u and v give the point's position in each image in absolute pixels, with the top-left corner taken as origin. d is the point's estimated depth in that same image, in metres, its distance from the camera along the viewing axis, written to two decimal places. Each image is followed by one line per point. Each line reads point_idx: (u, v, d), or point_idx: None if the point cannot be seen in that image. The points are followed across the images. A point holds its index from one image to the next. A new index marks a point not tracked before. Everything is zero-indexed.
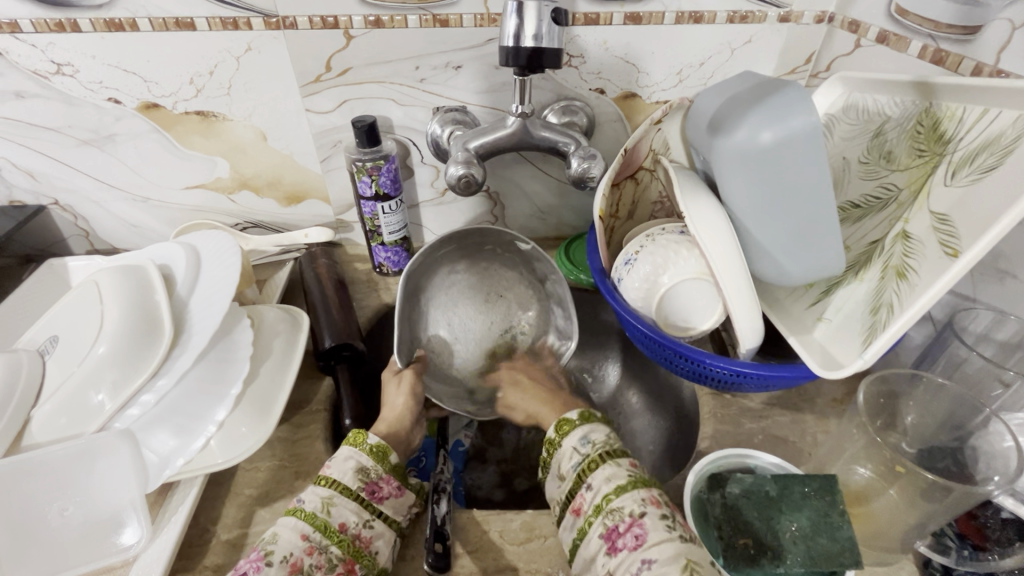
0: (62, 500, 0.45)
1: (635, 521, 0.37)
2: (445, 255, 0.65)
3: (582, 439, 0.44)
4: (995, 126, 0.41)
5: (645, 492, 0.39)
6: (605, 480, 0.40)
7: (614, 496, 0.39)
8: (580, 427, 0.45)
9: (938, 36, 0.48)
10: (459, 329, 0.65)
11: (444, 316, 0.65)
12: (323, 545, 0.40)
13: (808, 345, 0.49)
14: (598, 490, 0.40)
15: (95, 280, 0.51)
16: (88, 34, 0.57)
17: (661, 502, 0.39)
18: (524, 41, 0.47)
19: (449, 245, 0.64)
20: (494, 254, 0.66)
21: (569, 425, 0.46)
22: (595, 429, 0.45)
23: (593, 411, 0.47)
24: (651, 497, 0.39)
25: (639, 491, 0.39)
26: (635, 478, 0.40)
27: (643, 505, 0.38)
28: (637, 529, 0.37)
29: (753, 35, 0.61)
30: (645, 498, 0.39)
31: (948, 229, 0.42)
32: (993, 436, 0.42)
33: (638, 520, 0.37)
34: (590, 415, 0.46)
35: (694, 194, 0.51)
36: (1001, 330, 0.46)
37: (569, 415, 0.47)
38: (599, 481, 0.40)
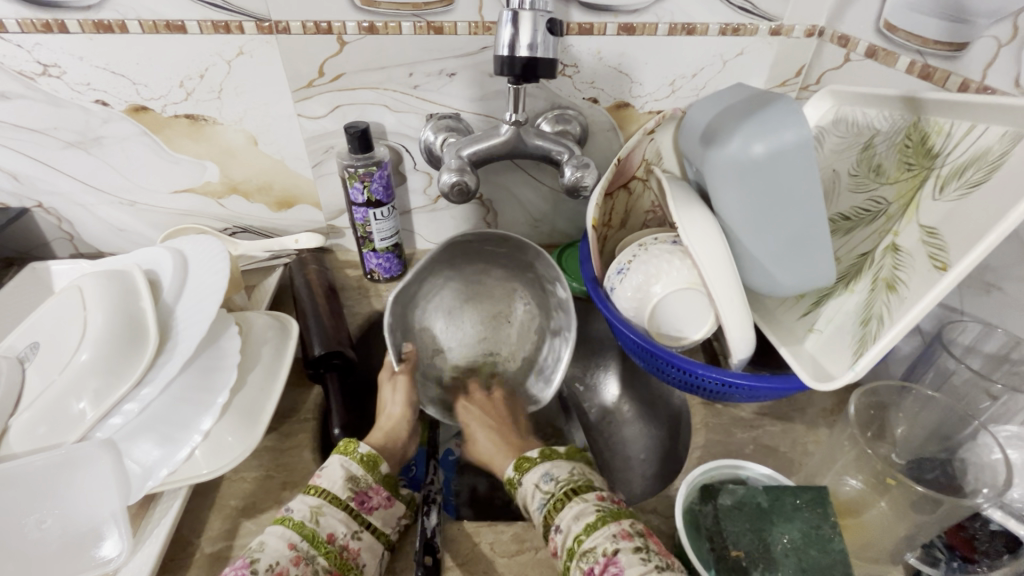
0: (39, 512, 0.44)
1: (609, 560, 0.36)
2: (440, 265, 0.63)
3: (545, 476, 0.44)
4: (983, 142, 0.42)
5: (615, 526, 0.38)
6: (573, 518, 0.39)
7: (583, 536, 0.38)
8: (543, 464, 0.45)
9: (926, 52, 0.49)
10: (454, 330, 0.67)
11: (438, 316, 0.67)
12: (309, 556, 0.39)
13: (799, 356, 0.50)
14: (568, 531, 0.39)
15: (78, 285, 0.50)
16: (76, 35, 0.56)
17: (632, 534, 0.37)
18: (519, 50, 0.47)
19: (444, 257, 0.62)
20: (488, 256, 0.64)
21: (530, 462, 0.46)
22: (557, 466, 0.45)
23: (555, 448, 0.47)
24: (621, 531, 0.37)
25: (609, 526, 0.38)
26: (604, 513, 0.39)
27: (614, 541, 0.37)
28: (613, 568, 0.35)
29: (745, 47, 0.62)
30: (615, 533, 0.37)
31: (937, 243, 0.42)
32: (982, 448, 0.42)
33: (612, 559, 0.36)
34: (551, 451, 0.47)
35: (687, 204, 0.51)
36: (987, 343, 0.47)
37: (529, 453, 0.47)
38: (567, 520, 0.40)
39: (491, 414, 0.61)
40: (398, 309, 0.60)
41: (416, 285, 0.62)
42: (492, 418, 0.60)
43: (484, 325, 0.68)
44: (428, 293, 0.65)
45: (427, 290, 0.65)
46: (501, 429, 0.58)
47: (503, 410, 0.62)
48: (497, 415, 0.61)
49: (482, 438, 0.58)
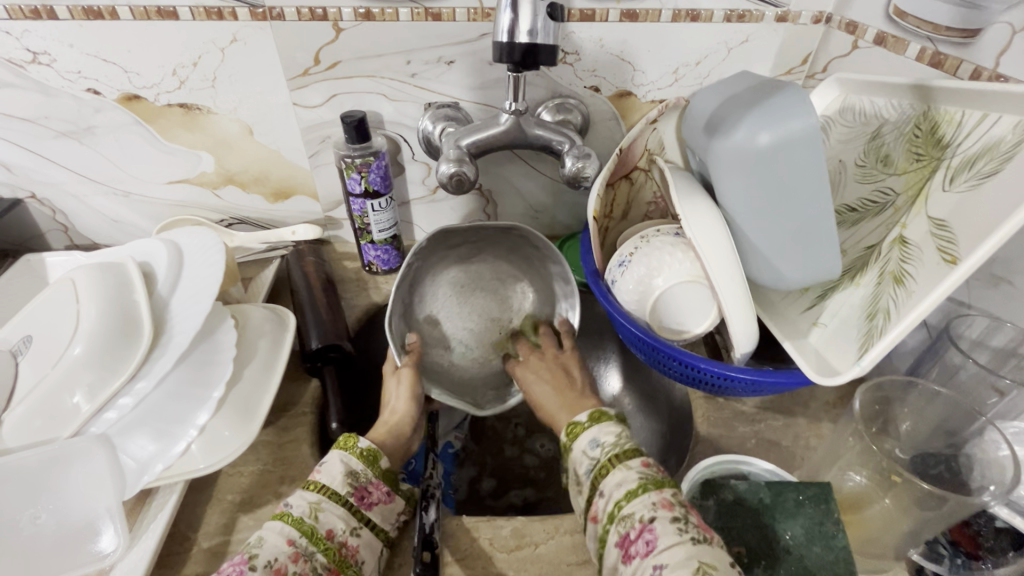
0: (34, 507, 0.43)
1: (645, 526, 0.35)
2: (441, 257, 0.64)
3: (591, 442, 0.43)
4: (995, 132, 0.40)
5: (656, 495, 0.37)
6: (615, 484, 0.39)
7: (624, 502, 0.37)
8: (591, 428, 0.44)
9: (937, 39, 0.48)
10: (458, 326, 0.65)
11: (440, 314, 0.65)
12: (308, 552, 0.38)
13: (803, 351, 0.49)
14: (610, 496, 0.39)
15: (71, 278, 0.49)
16: (65, 22, 0.55)
17: (674, 503, 0.37)
18: (519, 36, 0.46)
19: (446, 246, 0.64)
20: (495, 251, 0.66)
21: (578, 427, 0.45)
22: (606, 428, 0.44)
23: (604, 409, 0.45)
24: (663, 499, 0.37)
25: (649, 494, 0.37)
26: (646, 481, 0.38)
27: (653, 509, 0.36)
28: (648, 534, 0.35)
29: (750, 34, 0.60)
30: (657, 501, 0.37)
31: (946, 235, 0.42)
32: (989, 445, 0.42)
33: (648, 525, 0.35)
34: (599, 413, 0.45)
35: (690, 196, 0.50)
36: (995, 337, 0.46)
37: (577, 417, 0.46)
38: (610, 487, 0.39)
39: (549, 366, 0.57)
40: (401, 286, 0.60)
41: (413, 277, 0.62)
42: (550, 370, 0.56)
43: (486, 322, 0.65)
44: (428, 290, 0.64)
45: (429, 284, 0.64)
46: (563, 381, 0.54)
47: (565, 361, 0.57)
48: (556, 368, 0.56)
49: (548, 393, 0.54)
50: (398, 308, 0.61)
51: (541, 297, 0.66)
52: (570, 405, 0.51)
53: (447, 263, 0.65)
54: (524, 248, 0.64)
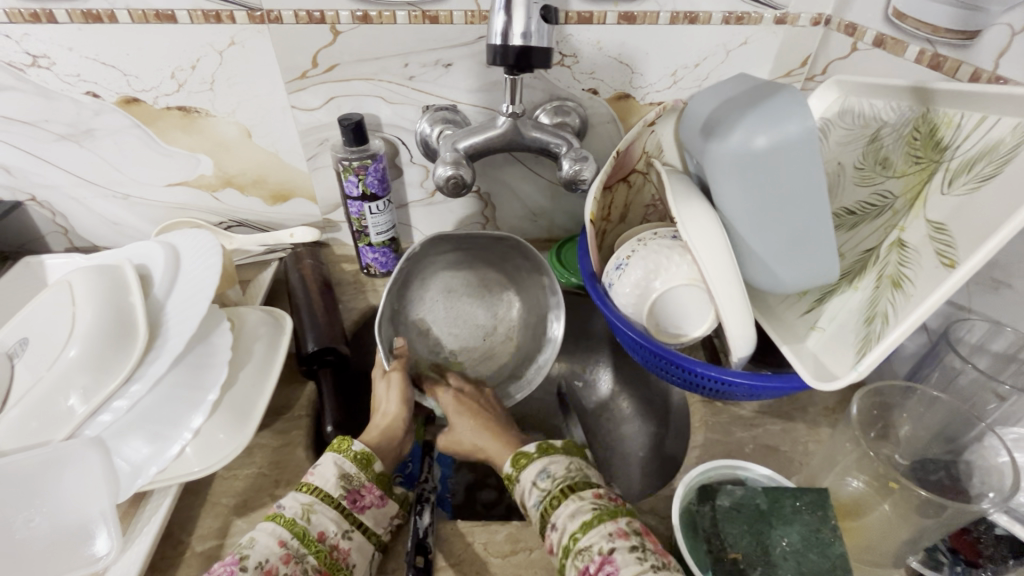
0: (28, 510, 0.43)
1: (605, 559, 0.35)
2: (435, 260, 0.64)
3: (541, 473, 0.43)
4: (994, 134, 0.40)
5: (611, 525, 0.37)
6: (569, 516, 0.39)
7: (580, 534, 0.37)
8: (538, 461, 0.44)
9: (936, 41, 0.47)
10: (449, 331, 0.65)
11: (432, 319, 0.64)
12: (299, 554, 0.38)
13: (801, 355, 0.49)
14: (563, 528, 0.38)
15: (68, 280, 0.49)
16: (65, 25, 0.55)
17: (629, 532, 0.37)
18: (513, 39, 0.46)
19: (441, 249, 0.63)
20: (486, 260, 0.65)
21: (525, 458, 0.45)
22: (554, 461, 0.44)
23: (552, 441, 0.45)
24: (618, 529, 0.37)
25: (605, 524, 0.37)
26: (601, 512, 0.38)
27: (610, 540, 0.36)
28: (608, 567, 0.35)
29: (749, 36, 0.60)
30: (612, 531, 0.37)
31: (945, 239, 0.41)
32: (988, 451, 0.41)
33: (608, 557, 0.35)
34: (549, 445, 0.45)
35: (687, 199, 0.50)
36: (995, 342, 0.46)
37: (525, 447, 0.46)
38: (563, 519, 0.39)
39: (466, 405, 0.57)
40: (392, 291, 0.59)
41: (406, 281, 0.62)
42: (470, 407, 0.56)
43: (476, 328, 0.65)
44: (420, 291, 0.64)
45: (422, 287, 0.64)
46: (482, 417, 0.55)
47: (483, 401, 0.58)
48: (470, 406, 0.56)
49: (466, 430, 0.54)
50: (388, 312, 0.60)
51: (530, 309, 0.66)
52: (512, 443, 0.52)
53: (440, 266, 0.65)
54: (513, 260, 0.64)
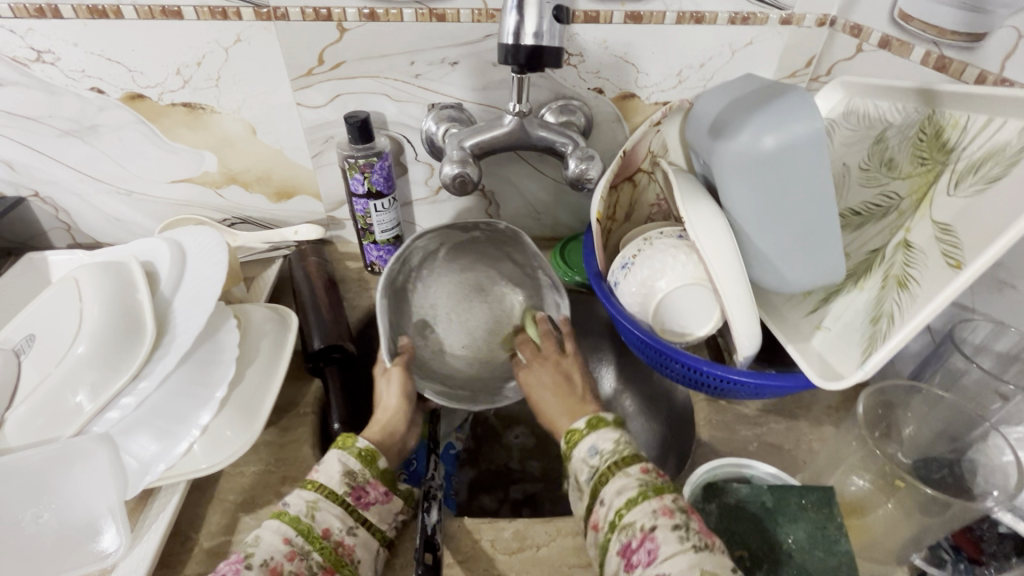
0: (37, 506, 0.44)
1: (647, 536, 0.35)
2: (428, 254, 0.64)
3: (591, 449, 0.42)
4: (1000, 136, 0.40)
5: (656, 502, 0.37)
6: (615, 493, 0.38)
7: (625, 510, 0.37)
8: (590, 436, 0.43)
9: (942, 43, 0.48)
10: (449, 325, 0.64)
11: (429, 315, 0.64)
12: (304, 551, 0.38)
13: (807, 354, 0.49)
14: (610, 504, 0.38)
15: (75, 277, 0.49)
16: (70, 21, 0.55)
17: (674, 510, 0.37)
18: (524, 38, 0.46)
19: (431, 243, 0.63)
20: (475, 248, 0.65)
21: (577, 434, 0.44)
22: (603, 436, 0.43)
23: (602, 416, 0.44)
24: (662, 506, 0.37)
25: (650, 502, 0.37)
26: (646, 487, 0.38)
27: (654, 518, 0.36)
28: (649, 544, 0.35)
29: (755, 37, 0.60)
30: (657, 509, 0.37)
31: (951, 240, 0.41)
32: (992, 449, 0.42)
33: (649, 534, 0.35)
34: (597, 420, 0.44)
35: (694, 199, 0.50)
36: (999, 342, 0.46)
37: (576, 423, 0.45)
38: (610, 495, 0.39)
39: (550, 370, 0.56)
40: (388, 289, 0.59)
41: (403, 278, 0.61)
42: (551, 377, 0.56)
43: (479, 320, 0.65)
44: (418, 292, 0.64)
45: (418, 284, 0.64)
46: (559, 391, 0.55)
47: (566, 367, 0.57)
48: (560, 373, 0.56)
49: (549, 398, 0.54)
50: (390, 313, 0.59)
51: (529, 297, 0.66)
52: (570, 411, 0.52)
53: (432, 262, 0.64)
54: (501, 241, 0.64)
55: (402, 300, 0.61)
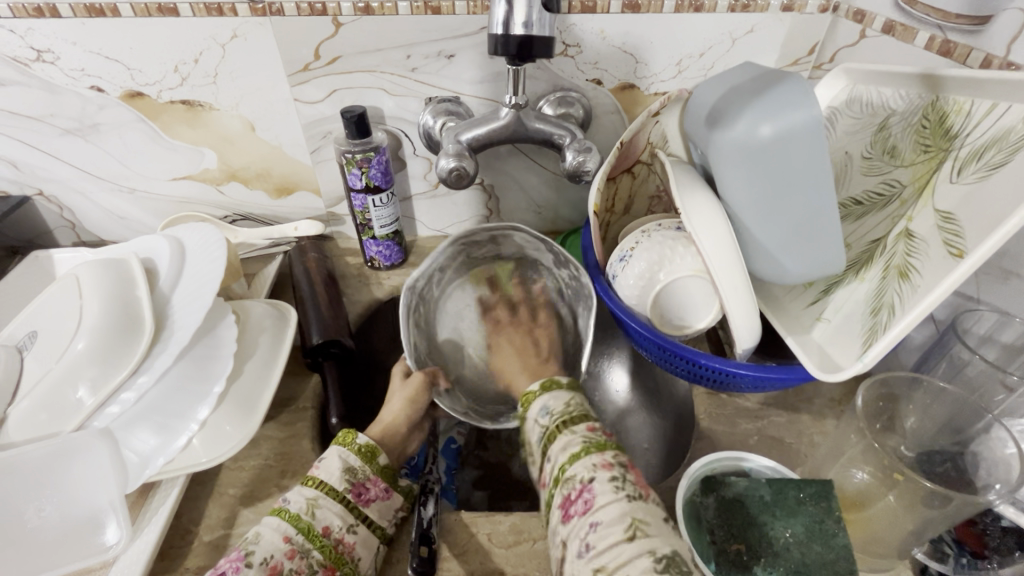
0: (39, 501, 0.45)
1: (585, 487, 0.35)
2: (456, 263, 0.63)
3: (542, 409, 0.43)
4: (1005, 121, 0.40)
5: (597, 457, 0.37)
6: (560, 450, 0.38)
7: (568, 464, 0.37)
8: (542, 396, 0.44)
9: (946, 26, 0.47)
10: (471, 332, 0.65)
11: (455, 324, 0.65)
12: (304, 549, 0.39)
13: (806, 347, 0.48)
14: (555, 461, 0.38)
15: (75, 274, 0.49)
16: (69, 19, 0.56)
17: (613, 464, 0.36)
18: (515, 28, 0.46)
19: (459, 256, 0.62)
20: (506, 256, 0.64)
21: (531, 396, 0.45)
22: (555, 396, 0.43)
23: (556, 378, 0.45)
24: (603, 460, 0.36)
25: (591, 456, 0.37)
26: (589, 443, 0.38)
27: (592, 470, 0.36)
28: (587, 495, 0.35)
29: (756, 24, 0.59)
30: (596, 462, 0.36)
31: (953, 228, 0.41)
32: (995, 442, 0.41)
33: (587, 486, 0.35)
34: (551, 382, 0.45)
35: (691, 189, 0.49)
36: (1004, 333, 0.45)
37: (532, 388, 0.46)
38: (556, 451, 0.39)
39: (518, 333, 0.63)
40: (416, 301, 0.59)
41: (433, 291, 0.62)
42: (519, 334, 0.62)
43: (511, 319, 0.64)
44: (449, 293, 0.64)
45: (445, 292, 0.64)
46: (526, 352, 0.60)
47: (535, 330, 0.62)
48: (525, 338, 0.62)
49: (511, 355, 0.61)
50: (420, 322, 0.60)
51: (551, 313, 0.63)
52: (531, 370, 0.57)
53: (462, 271, 0.64)
54: (524, 250, 0.63)
55: (429, 313, 0.62)
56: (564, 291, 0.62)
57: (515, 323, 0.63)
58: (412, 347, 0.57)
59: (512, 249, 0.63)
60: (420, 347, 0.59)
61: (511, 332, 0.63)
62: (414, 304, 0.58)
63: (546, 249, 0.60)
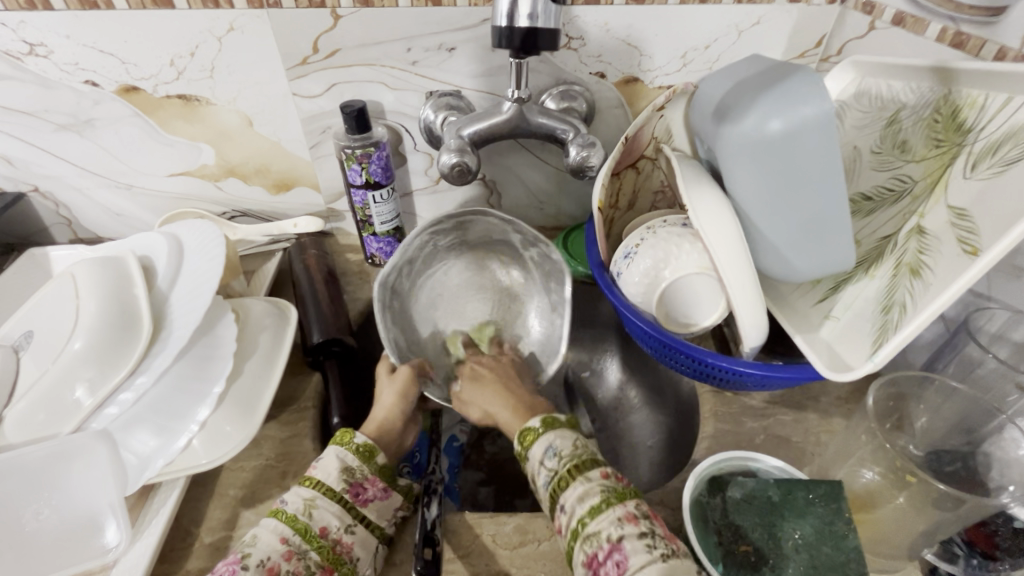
0: (38, 503, 0.44)
1: (614, 545, 0.35)
2: (434, 253, 0.62)
3: (547, 450, 0.41)
4: (1021, 115, 0.39)
5: (620, 509, 0.37)
6: (578, 500, 0.38)
7: (588, 518, 0.37)
8: (546, 435, 0.42)
9: (959, 18, 0.46)
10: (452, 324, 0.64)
11: (434, 315, 0.63)
12: (301, 550, 0.38)
13: (814, 344, 0.48)
14: (571, 512, 0.38)
15: (72, 272, 0.49)
16: (61, 12, 0.54)
17: (637, 517, 0.36)
18: (519, 21, 0.45)
19: (433, 244, 0.61)
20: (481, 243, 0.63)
21: (531, 433, 0.43)
22: (561, 436, 0.42)
23: (556, 416, 0.43)
24: (627, 514, 0.36)
25: (614, 509, 0.37)
26: (608, 494, 0.38)
27: (619, 526, 0.36)
28: (617, 555, 0.35)
29: (762, 16, 0.58)
30: (621, 516, 0.36)
31: (967, 225, 0.40)
32: (1008, 443, 0.41)
33: (616, 545, 0.35)
34: (552, 419, 0.43)
35: (698, 185, 0.49)
36: (1017, 330, 0.44)
37: (530, 423, 0.44)
38: (571, 501, 0.38)
39: (497, 371, 0.56)
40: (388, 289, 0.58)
41: (408, 281, 0.61)
42: (496, 378, 0.55)
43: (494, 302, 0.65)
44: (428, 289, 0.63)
45: (424, 283, 0.63)
46: (507, 386, 0.53)
47: (508, 370, 0.57)
48: (500, 373, 0.56)
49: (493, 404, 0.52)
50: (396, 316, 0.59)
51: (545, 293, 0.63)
52: (509, 405, 0.51)
53: (442, 256, 0.63)
54: (506, 233, 0.62)
55: (407, 305, 0.61)
56: (547, 271, 0.62)
57: (485, 361, 0.59)
58: (392, 342, 0.57)
59: (480, 233, 0.62)
60: (400, 342, 0.58)
61: (479, 365, 0.58)
62: (388, 296, 0.58)
63: (514, 230, 0.60)
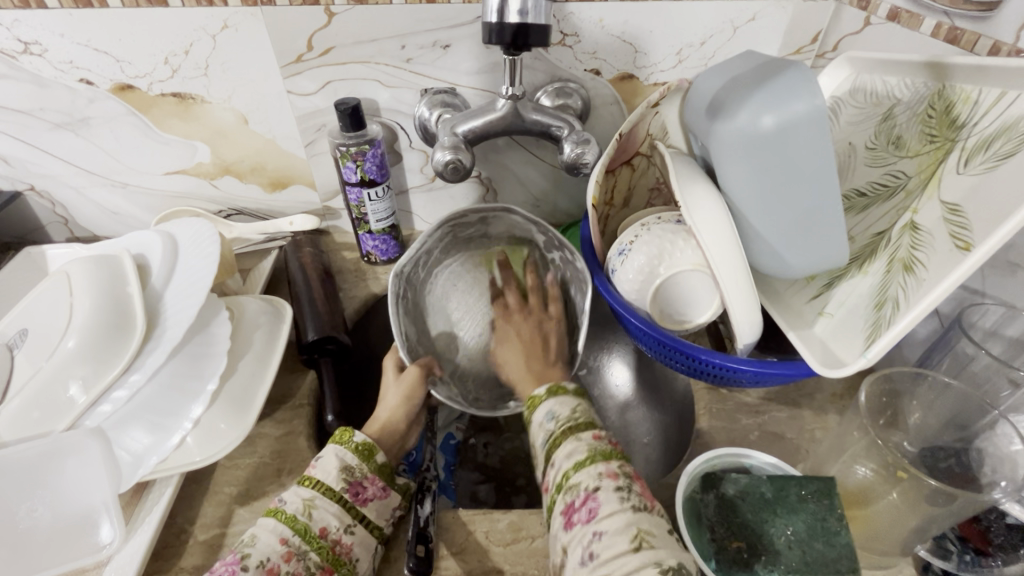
0: (32, 500, 0.44)
1: (589, 495, 0.35)
2: (443, 246, 0.61)
3: (547, 414, 0.42)
4: (1013, 110, 0.39)
5: (602, 466, 0.37)
6: (565, 456, 0.38)
7: (572, 471, 0.37)
8: (548, 401, 0.43)
9: (953, 13, 0.45)
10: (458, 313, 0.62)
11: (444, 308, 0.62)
12: (301, 551, 0.38)
13: (808, 341, 0.48)
14: (559, 467, 0.38)
15: (66, 271, 0.49)
16: (55, 10, 0.54)
17: (618, 474, 0.36)
18: (510, 16, 0.45)
19: (443, 239, 0.60)
20: (495, 239, 0.63)
21: (537, 400, 0.44)
22: (562, 402, 0.42)
23: (563, 384, 0.44)
24: (608, 470, 0.36)
25: (596, 465, 0.37)
26: (594, 452, 0.38)
27: (598, 479, 0.36)
28: (591, 503, 0.35)
29: (758, 12, 0.58)
30: (601, 471, 0.36)
31: (959, 220, 0.40)
32: (1001, 438, 0.41)
33: (592, 494, 0.35)
34: (558, 386, 0.44)
35: (692, 181, 0.48)
36: (1010, 327, 0.44)
37: (538, 392, 0.45)
38: (560, 457, 0.38)
39: (529, 326, 0.58)
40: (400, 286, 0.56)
41: (420, 273, 0.60)
42: (530, 331, 0.57)
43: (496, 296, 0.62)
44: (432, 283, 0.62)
45: (433, 274, 0.62)
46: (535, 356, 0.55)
47: (545, 326, 0.58)
48: (541, 332, 0.57)
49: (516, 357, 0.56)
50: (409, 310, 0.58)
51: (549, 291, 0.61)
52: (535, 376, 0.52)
53: (449, 251, 0.62)
54: (514, 229, 0.61)
55: (417, 299, 0.60)
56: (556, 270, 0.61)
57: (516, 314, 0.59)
58: (405, 339, 0.56)
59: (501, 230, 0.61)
60: (412, 336, 0.58)
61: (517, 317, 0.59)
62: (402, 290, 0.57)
63: (537, 231, 0.59)
